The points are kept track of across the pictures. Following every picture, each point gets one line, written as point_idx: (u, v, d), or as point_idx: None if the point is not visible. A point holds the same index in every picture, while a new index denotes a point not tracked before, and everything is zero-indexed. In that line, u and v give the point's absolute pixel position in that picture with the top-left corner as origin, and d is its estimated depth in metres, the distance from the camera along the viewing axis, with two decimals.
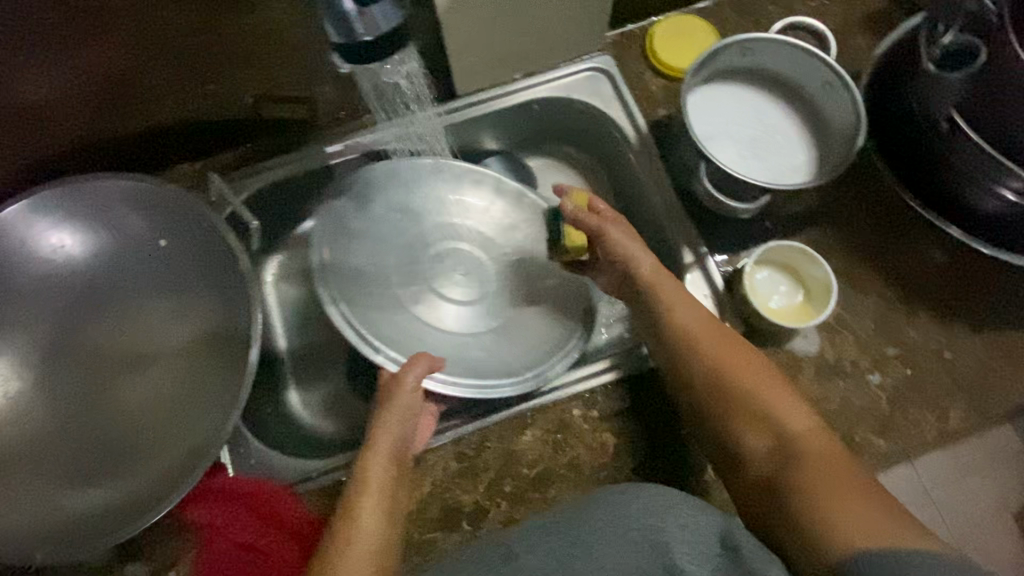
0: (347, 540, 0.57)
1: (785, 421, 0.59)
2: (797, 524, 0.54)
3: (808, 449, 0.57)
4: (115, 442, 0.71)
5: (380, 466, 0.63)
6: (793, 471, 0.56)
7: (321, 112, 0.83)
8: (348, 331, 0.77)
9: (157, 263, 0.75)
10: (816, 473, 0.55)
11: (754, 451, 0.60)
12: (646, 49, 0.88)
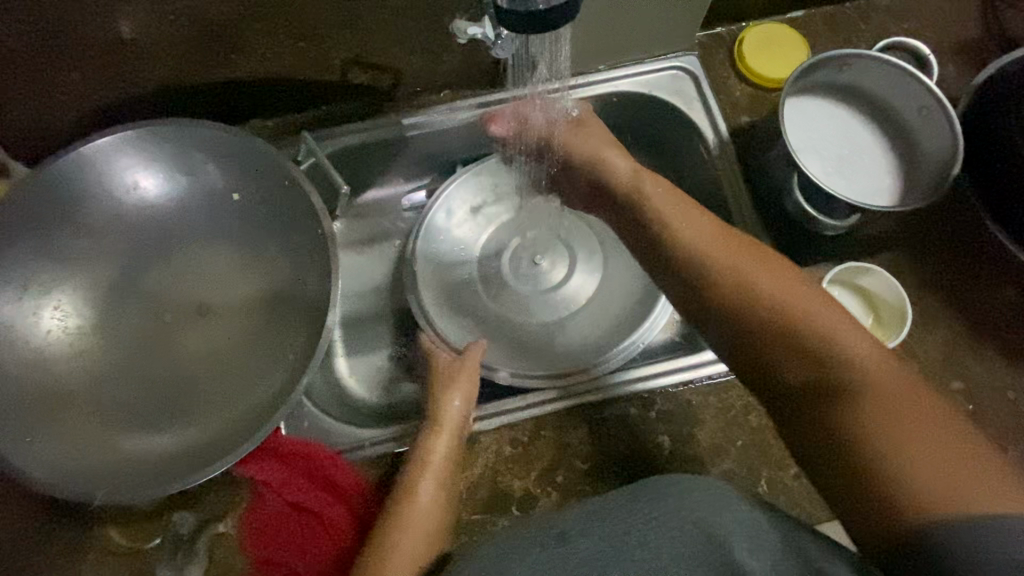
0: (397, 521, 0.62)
1: (845, 346, 0.53)
2: (863, 472, 0.49)
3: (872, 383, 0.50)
4: (173, 389, 0.71)
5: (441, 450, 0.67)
6: (859, 403, 0.50)
7: (403, 82, 0.83)
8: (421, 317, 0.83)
9: (229, 217, 0.75)
10: (888, 413, 0.49)
11: (810, 375, 0.53)
12: (734, 53, 0.87)
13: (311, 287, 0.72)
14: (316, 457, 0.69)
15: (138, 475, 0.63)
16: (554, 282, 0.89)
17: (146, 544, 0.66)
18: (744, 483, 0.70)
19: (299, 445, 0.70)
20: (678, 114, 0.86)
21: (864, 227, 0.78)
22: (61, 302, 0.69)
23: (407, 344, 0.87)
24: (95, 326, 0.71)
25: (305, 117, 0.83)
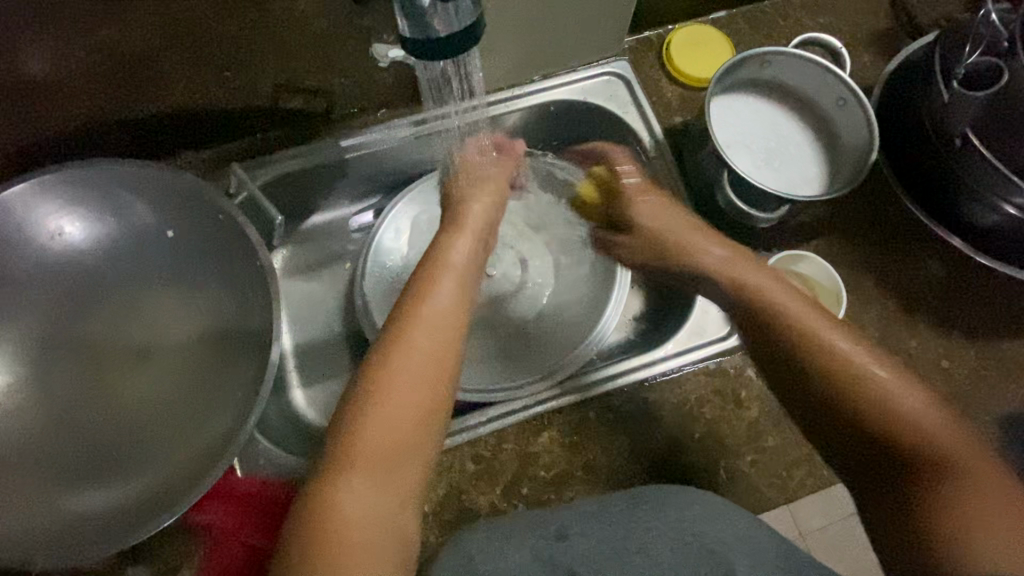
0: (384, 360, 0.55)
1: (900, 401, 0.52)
2: (919, 528, 0.50)
3: (921, 433, 0.51)
4: (116, 440, 0.68)
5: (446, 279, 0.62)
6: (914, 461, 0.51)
7: (337, 104, 0.81)
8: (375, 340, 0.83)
9: (165, 255, 0.73)
10: (940, 465, 0.50)
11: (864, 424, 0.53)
12: (662, 56, 0.89)
13: (256, 321, 0.70)
14: (273, 495, 0.67)
15: (83, 533, 0.60)
16: (509, 290, 0.88)
17: None
18: (703, 473, 0.71)
19: (255, 485, 0.68)
20: (614, 118, 0.88)
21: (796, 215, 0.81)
22: None
23: None
24: (28, 380, 0.68)
25: (240, 146, 0.82)
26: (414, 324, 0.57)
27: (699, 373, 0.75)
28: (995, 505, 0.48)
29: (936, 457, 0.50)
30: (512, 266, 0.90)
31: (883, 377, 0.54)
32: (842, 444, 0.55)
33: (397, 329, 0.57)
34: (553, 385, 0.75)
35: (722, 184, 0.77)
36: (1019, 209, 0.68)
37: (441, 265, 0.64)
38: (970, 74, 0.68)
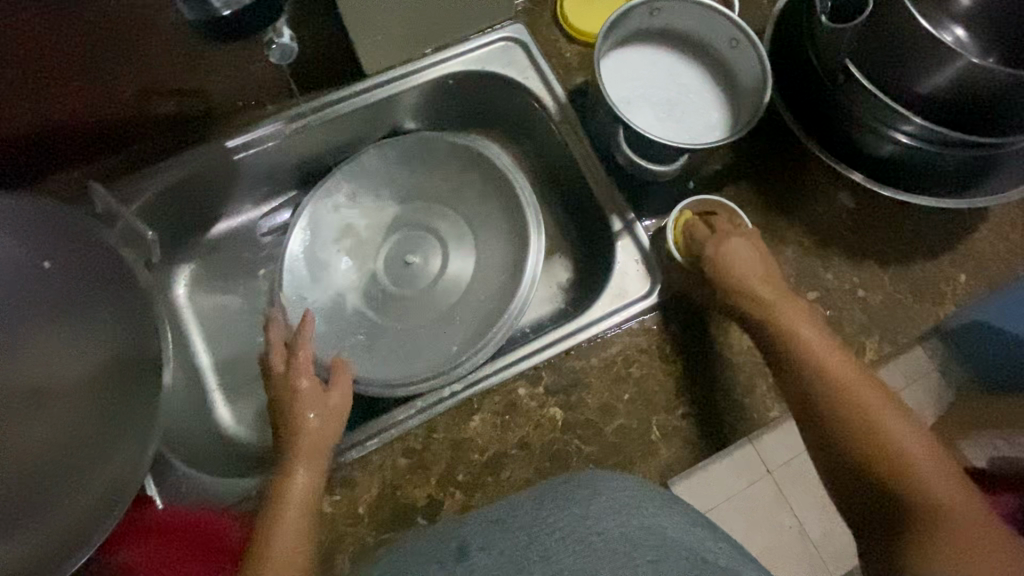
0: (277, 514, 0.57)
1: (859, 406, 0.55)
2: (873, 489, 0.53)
3: (879, 420, 0.54)
4: (16, 490, 0.63)
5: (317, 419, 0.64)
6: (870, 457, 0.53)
7: (215, 104, 0.77)
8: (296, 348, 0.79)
9: (39, 291, 0.66)
10: (904, 445, 0.53)
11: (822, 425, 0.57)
12: (557, 14, 0.86)
13: (151, 347, 0.66)
14: (197, 520, 0.65)
15: None
16: (432, 278, 0.87)
17: None
18: (637, 435, 0.71)
19: (178, 510, 0.66)
20: (514, 84, 0.85)
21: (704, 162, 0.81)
22: None
23: None
24: None
25: (115, 164, 0.76)
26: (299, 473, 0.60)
27: (625, 334, 0.75)
28: (941, 476, 0.51)
29: (897, 443, 0.53)
30: (433, 253, 0.88)
31: (849, 370, 0.58)
32: (822, 450, 0.57)
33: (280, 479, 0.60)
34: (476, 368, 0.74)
35: (619, 143, 0.74)
36: (910, 136, 0.66)
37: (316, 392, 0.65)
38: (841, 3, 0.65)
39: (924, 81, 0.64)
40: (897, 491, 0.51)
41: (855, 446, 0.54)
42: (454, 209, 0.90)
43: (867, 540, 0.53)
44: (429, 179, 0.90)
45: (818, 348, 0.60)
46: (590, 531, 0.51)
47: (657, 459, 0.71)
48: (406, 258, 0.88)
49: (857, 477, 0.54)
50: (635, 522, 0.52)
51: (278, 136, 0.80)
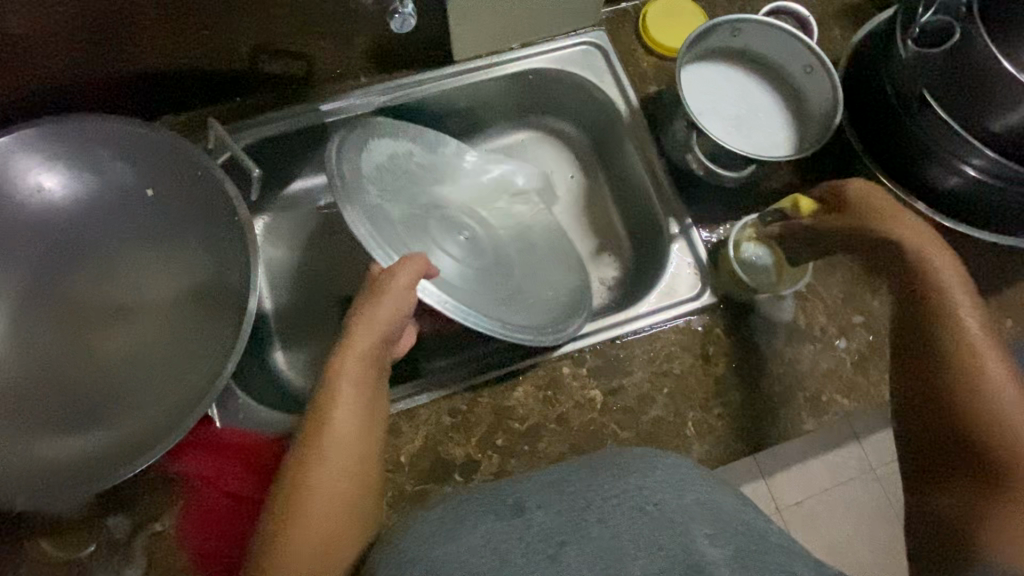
0: (326, 427, 0.59)
1: (982, 371, 0.56)
2: (983, 450, 0.54)
3: (991, 375, 0.56)
4: (95, 392, 0.69)
5: (370, 330, 0.63)
6: (979, 420, 0.55)
7: (317, 68, 0.83)
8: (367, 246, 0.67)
9: (147, 214, 0.74)
10: (1016, 415, 0.54)
11: (944, 380, 0.57)
12: (638, 27, 0.91)
13: (235, 277, 0.71)
14: (257, 447, 0.69)
15: (60, 479, 0.61)
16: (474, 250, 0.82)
17: (79, 552, 0.64)
18: (675, 427, 0.73)
19: (240, 435, 0.70)
20: (590, 85, 0.90)
21: (764, 179, 0.84)
22: None
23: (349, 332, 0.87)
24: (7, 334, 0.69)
25: (220, 111, 0.82)
26: (345, 390, 0.60)
27: (671, 331, 0.78)
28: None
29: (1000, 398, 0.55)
30: (483, 234, 0.86)
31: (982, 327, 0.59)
32: (930, 384, 0.59)
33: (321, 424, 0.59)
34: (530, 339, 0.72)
35: (692, 147, 0.80)
36: (978, 170, 0.70)
37: (374, 302, 0.63)
38: (929, 33, 0.68)
39: (998, 120, 0.66)
40: (999, 454, 0.53)
41: (958, 393, 0.56)
42: (500, 211, 0.91)
43: (944, 481, 0.56)
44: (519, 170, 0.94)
45: (952, 291, 0.60)
46: (636, 495, 0.53)
47: (691, 453, 0.73)
48: (452, 228, 0.84)
49: (949, 420, 0.57)
50: (682, 494, 0.54)
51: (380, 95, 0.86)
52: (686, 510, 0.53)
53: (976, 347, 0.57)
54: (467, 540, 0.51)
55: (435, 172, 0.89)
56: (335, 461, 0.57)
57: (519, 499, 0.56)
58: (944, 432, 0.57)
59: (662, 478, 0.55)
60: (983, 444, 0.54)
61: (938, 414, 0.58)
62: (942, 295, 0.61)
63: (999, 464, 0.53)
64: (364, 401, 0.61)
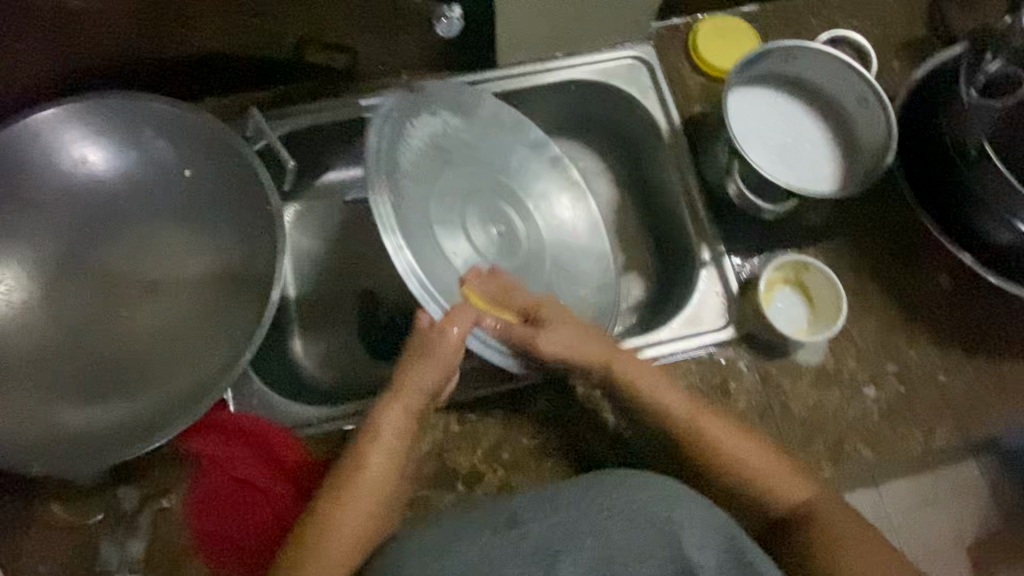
0: (359, 467, 0.64)
1: (752, 456, 0.68)
2: (766, 522, 0.66)
3: (792, 478, 0.67)
4: (119, 363, 0.70)
5: (416, 384, 0.68)
6: (823, 510, 0.65)
7: (361, 63, 0.83)
8: (415, 288, 0.69)
9: (182, 195, 0.75)
10: (776, 480, 0.66)
11: (741, 466, 0.67)
12: (688, 44, 0.89)
13: (261, 266, 0.72)
14: (269, 437, 0.68)
15: (74, 448, 0.63)
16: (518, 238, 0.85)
17: (89, 518, 0.66)
18: None
19: (254, 423, 0.69)
20: (633, 101, 0.88)
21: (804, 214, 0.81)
22: (7, 275, 0.70)
23: (367, 328, 0.87)
24: (42, 299, 0.71)
25: (262, 97, 0.83)
26: (382, 434, 0.65)
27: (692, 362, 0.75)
28: (856, 535, 0.62)
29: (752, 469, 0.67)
30: (517, 209, 0.86)
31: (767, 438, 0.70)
32: (724, 484, 0.68)
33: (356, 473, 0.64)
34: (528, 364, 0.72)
35: (732, 176, 0.78)
36: None
37: (419, 361, 0.68)
38: (993, 80, 0.69)
39: None
40: (803, 530, 0.64)
41: (751, 480, 0.67)
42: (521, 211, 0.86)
43: (780, 543, 0.65)
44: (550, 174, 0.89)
45: (701, 406, 0.70)
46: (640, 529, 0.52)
47: (700, 489, 0.71)
48: (489, 217, 0.84)
49: (810, 521, 0.64)
50: (686, 533, 0.53)
51: (399, 100, 0.76)
52: (688, 549, 0.52)
53: (726, 443, 0.68)
54: (465, 552, 0.52)
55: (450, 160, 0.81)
56: (364, 496, 0.63)
57: (521, 518, 0.55)
58: (753, 515, 0.67)
59: (680, 521, 0.53)
60: (785, 516, 0.65)
61: (804, 518, 0.65)
62: (782, 431, 0.71)
63: (801, 536, 0.64)
64: (399, 453, 0.66)
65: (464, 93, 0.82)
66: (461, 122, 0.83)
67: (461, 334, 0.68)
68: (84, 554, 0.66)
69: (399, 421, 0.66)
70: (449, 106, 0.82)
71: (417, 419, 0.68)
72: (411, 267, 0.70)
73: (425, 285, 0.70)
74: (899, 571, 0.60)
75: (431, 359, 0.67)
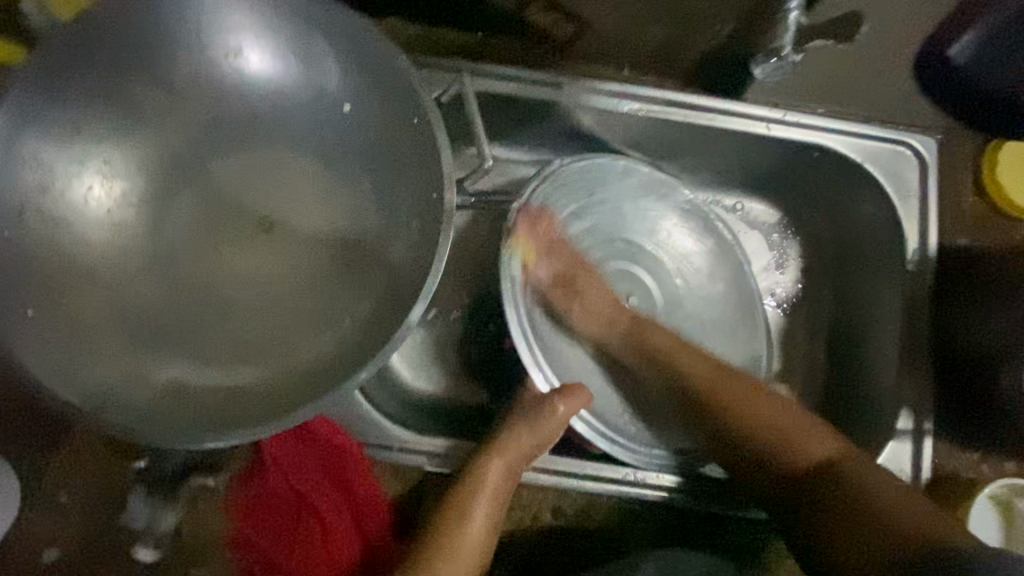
0: (461, 523, 0.56)
1: (761, 414, 0.61)
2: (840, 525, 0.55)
3: (777, 416, 0.61)
4: (205, 307, 0.59)
5: (520, 450, 0.59)
6: (877, 490, 0.55)
7: (584, 39, 0.66)
8: (523, 356, 0.64)
9: (330, 131, 0.62)
10: (789, 431, 0.60)
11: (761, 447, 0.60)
12: (983, 154, 0.69)
13: (396, 251, 0.59)
14: (344, 452, 0.59)
15: (130, 396, 0.53)
16: (657, 303, 0.76)
17: (128, 464, 0.58)
18: None
19: (330, 432, 0.59)
20: (885, 199, 0.69)
21: None
22: (109, 158, 0.58)
23: (469, 341, 0.74)
24: (144, 200, 0.60)
25: (454, 40, 0.68)
26: (483, 498, 0.57)
27: None
28: (893, 500, 0.54)
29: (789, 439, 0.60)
30: (652, 275, 0.76)
31: (745, 383, 0.63)
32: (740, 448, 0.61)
33: (451, 528, 0.56)
34: (632, 471, 0.63)
35: None
36: None
37: (526, 428, 0.60)
38: None
39: None
40: (846, 473, 0.57)
41: (815, 471, 0.58)
42: (662, 279, 0.76)
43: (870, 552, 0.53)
44: (680, 227, 0.76)
45: (710, 368, 0.64)
46: None
47: None
48: (622, 290, 0.75)
49: (849, 513, 0.55)
50: None
51: (536, 186, 0.68)
52: None
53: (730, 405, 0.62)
54: None
55: (583, 226, 0.73)
56: (463, 559, 0.55)
57: None
58: (726, 391, 0.63)
59: None
60: (817, 480, 0.58)
61: (861, 526, 0.54)
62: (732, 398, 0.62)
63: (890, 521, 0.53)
64: (498, 515, 0.58)
65: (591, 167, 0.71)
66: (584, 221, 0.73)
67: (568, 409, 0.61)
68: (111, 500, 0.58)
69: (499, 485, 0.58)
70: (570, 196, 0.72)
71: (514, 486, 0.60)
72: (521, 330, 0.64)
73: (532, 353, 0.64)
74: (923, 523, 0.51)
75: (539, 427, 0.59)
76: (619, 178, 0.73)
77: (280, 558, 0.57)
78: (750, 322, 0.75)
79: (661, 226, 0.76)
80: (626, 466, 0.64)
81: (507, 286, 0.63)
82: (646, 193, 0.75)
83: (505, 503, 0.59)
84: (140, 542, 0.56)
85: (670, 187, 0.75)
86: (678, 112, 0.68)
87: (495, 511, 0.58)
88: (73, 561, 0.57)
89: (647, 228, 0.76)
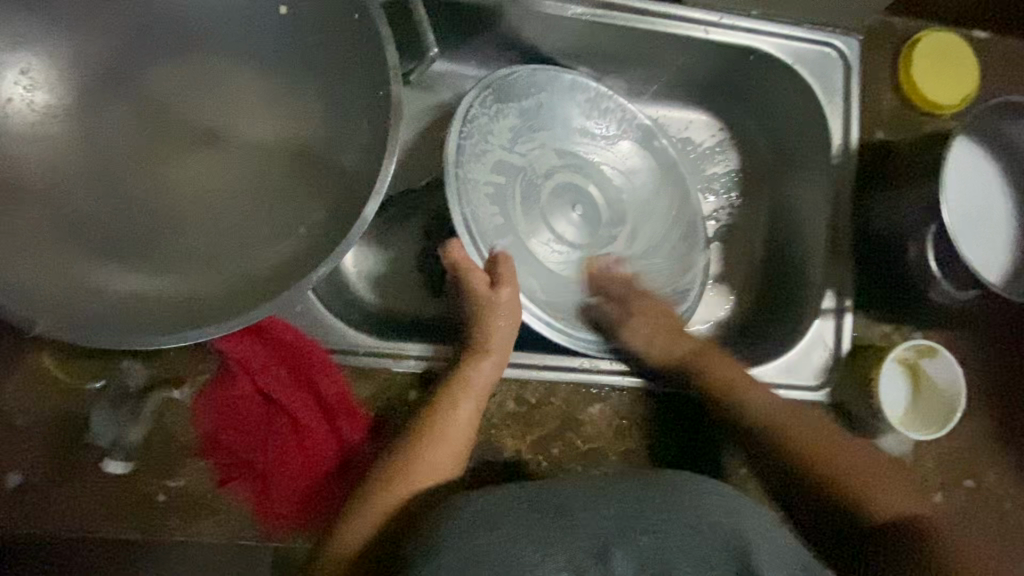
0: (441, 407, 0.60)
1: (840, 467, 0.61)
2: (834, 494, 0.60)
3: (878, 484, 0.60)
4: (149, 221, 0.58)
5: (490, 341, 0.63)
6: (867, 489, 0.59)
7: None
8: (469, 251, 0.64)
9: (267, 36, 0.60)
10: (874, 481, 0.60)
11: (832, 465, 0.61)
12: (900, 53, 0.74)
13: (347, 156, 0.59)
14: (310, 356, 0.61)
15: (77, 306, 0.52)
16: (600, 212, 0.78)
17: (86, 384, 0.58)
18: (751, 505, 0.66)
19: (295, 337, 0.61)
20: (813, 98, 0.73)
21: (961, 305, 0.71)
22: (27, 65, 0.55)
23: (427, 254, 0.75)
24: (74, 113, 0.57)
25: None
26: (467, 387, 0.61)
27: None
28: (880, 478, 0.60)
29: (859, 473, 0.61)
30: (597, 188, 0.79)
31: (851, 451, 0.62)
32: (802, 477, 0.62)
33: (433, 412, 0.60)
34: (586, 360, 0.67)
35: (925, 240, 0.66)
36: None
37: (487, 317, 0.63)
38: None
39: None
40: (863, 511, 0.59)
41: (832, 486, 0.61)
42: (606, 190, 0.79)
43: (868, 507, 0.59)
44: (621, 141, 0.80)
45: (854, 464, 0.61)
46: None
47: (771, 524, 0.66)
48: (568, 200, 0.77)
49: (838, 486, 0.60)
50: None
51: (480, 91, 0.68)
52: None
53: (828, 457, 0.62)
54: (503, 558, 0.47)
55: (529, 134, 0.75)
56: (447, 435, 0.59)
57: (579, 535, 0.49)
58: (723, 392, 0.66)
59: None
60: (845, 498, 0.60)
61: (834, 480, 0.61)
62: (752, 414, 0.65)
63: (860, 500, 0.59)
64: (478, 399, 0.61)
65: (535, 75, 0.74)
66: (529, 132, 0.75)
67: (512, 289, 0.64)
68: (74, 419, 0.57)
69: (476, 374, 0.61)
70: (517, 105, 0.73)
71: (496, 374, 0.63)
72: (464, 223, 0.64)
73: (475, 242, 0.64)
74: (879, 504, 0.59)
75: (496, 312, 0.63)
76: (564, 88, 0.75)
77: (254, 459, 0.58)
78: (692, 224, 0.80)
79: (604, 139, 0.79)
80: (581, 355, 0.67)
81: (446, 166, 0.62)
82: (588, 109, 0.78)
83: (488, 390, 0.62)
84: (109, 456, 0.57)
85: (614, 99, 0.78)
86: (621, 18, 0.69)
87: (478, 396, 0.61)
88: (39, 482, 0.56)
89: (590, 140, 0.79)
